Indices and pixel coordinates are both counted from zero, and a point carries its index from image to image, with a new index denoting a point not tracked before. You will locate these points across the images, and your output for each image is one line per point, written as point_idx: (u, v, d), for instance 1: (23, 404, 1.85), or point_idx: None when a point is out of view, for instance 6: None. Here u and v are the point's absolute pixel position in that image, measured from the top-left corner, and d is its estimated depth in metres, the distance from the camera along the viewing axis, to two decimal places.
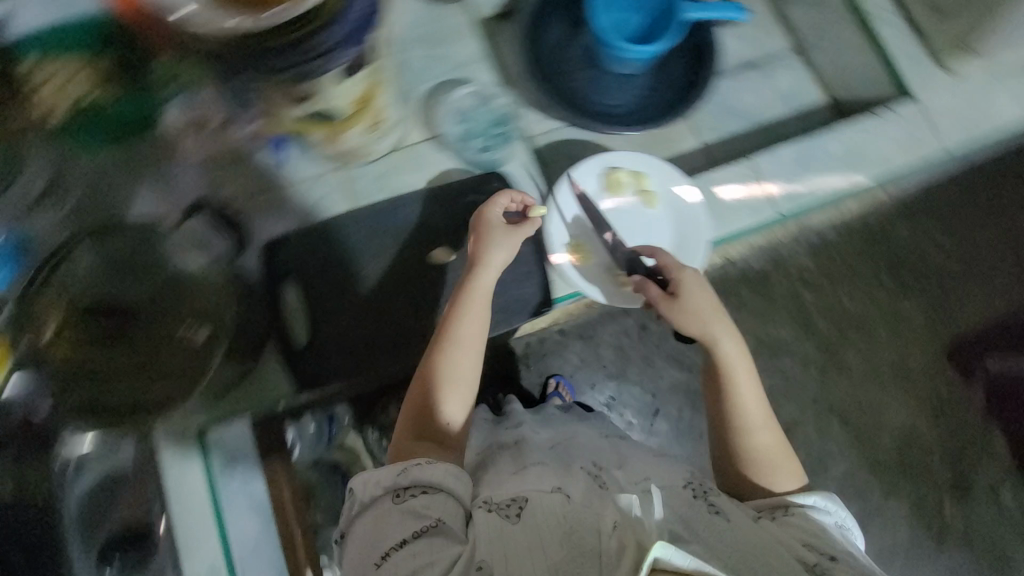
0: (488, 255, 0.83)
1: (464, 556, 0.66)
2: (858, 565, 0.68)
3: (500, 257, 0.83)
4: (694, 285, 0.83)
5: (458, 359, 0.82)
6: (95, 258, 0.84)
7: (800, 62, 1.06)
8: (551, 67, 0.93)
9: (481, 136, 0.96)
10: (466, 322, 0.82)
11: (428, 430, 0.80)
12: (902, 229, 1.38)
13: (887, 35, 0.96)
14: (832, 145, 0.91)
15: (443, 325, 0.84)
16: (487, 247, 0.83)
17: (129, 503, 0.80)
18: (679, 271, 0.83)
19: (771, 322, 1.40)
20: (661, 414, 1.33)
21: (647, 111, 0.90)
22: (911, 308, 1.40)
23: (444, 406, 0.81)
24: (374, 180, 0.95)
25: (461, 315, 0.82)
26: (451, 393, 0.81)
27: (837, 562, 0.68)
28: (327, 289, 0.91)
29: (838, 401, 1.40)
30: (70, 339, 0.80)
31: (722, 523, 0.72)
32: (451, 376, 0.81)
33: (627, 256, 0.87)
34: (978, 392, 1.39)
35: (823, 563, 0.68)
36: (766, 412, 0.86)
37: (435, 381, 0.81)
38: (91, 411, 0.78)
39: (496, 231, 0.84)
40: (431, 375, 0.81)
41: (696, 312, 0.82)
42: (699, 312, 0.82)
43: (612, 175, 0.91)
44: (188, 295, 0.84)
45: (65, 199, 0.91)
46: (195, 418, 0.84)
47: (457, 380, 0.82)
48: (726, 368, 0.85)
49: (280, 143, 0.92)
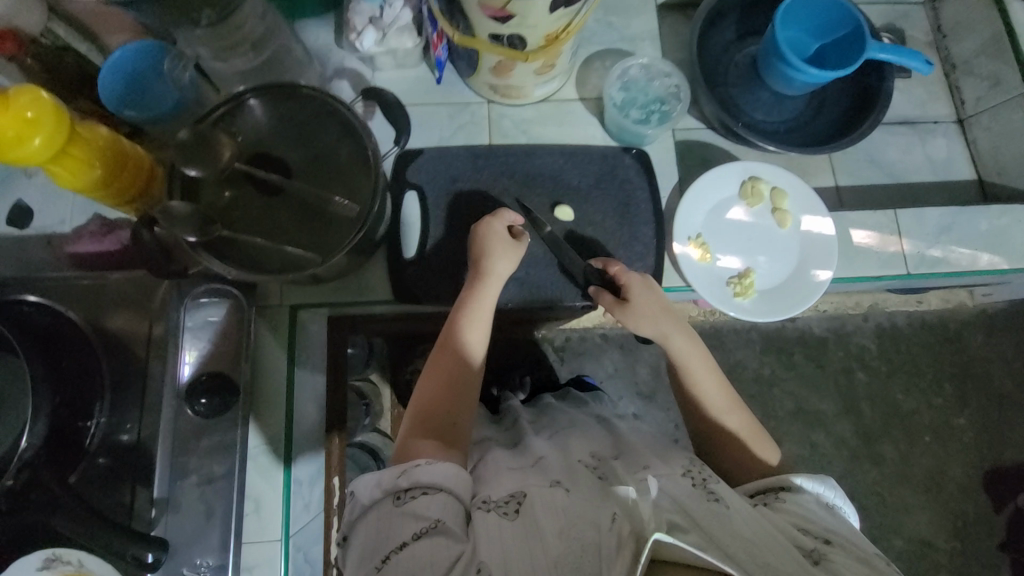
0: (485, 269, 0.74)
1: (465, 557, 0.49)
2: (859, 550, 0.52)
3: (501, 270, 0.74)
4: (640, 287, 0.74)
5: (462, 373, 0.69)
6: (276, 109, 0.63)
7: (957, 136, 0.97)
8: (718, 69, 0.89)
9: (642, 110, 0.85)
10: (471, 325, 0.71)
11: (438, 430, 0.64)
12: (977, 336, 1.23)
13: None
14: (977, 225, 0.87)
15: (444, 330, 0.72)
16: (483, 259, 0.74)
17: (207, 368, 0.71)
18: (625, 277, 0.75)
19: (818, 391, 1.22)
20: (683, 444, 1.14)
21: (791, 136, 0.87)
22: (964, 424, 1.21)
23: (449, 423, 0.65)
24: (520, 126, 0.87)
25: (460, 330, 0.71)
26: (456, 411, 0.67)
27: (839, 547, 0.52)
28: (448, 218, 0.82)
29: (862, 490, 1.18)
30: (232, 185, 0.62)
31: (725, 513, 0.52)
32: (454, 377, 0.68)
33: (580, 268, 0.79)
34: (1001, 527, 1.16)
35: (820, 549, 0.52)
36: (727, 390, 0.73)
37: (440, 399, 0.67)
38: (213, 248, 0.59)
39: (503, 239, 0.75)
40: (435, 392, 0.67)
41: (642, 318, 0.73)
42: (646, 314, 0.73)
43: (751, 183, 0.84)
44: (343, 165, 0.63)
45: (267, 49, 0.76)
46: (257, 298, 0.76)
47: (461, 382, 0.68)
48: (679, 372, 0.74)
49: (440, 66, 0.80)
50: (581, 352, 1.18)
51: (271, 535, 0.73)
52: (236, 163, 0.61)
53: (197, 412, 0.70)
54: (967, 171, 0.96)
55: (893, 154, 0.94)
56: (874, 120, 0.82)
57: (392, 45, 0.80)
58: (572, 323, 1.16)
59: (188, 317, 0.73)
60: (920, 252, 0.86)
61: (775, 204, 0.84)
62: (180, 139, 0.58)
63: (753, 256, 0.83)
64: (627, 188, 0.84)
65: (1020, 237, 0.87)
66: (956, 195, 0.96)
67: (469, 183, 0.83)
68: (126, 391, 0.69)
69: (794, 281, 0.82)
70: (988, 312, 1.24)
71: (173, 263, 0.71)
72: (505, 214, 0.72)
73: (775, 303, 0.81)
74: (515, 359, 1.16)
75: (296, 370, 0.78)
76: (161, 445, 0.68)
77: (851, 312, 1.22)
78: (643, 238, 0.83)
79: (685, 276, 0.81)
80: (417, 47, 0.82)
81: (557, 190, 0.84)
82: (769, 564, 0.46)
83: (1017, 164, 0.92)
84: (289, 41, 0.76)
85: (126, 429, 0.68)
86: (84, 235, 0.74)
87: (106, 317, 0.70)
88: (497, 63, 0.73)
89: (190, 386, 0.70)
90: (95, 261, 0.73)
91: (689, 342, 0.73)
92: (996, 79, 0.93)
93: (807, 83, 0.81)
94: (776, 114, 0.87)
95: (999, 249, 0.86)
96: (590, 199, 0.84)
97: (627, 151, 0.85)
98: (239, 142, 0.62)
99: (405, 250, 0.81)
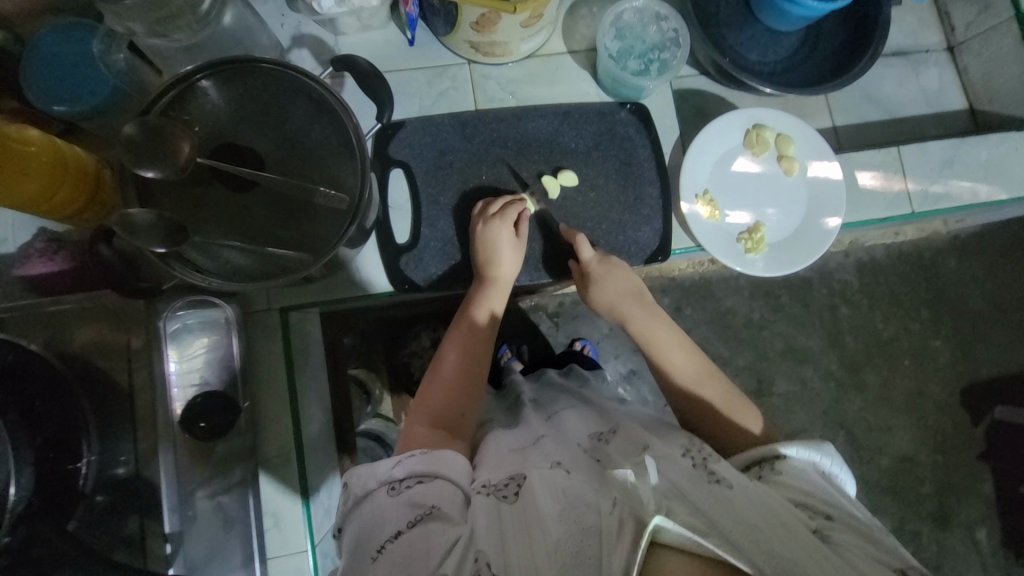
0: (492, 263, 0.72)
1: (462, 543, 0.47)
2: (860, 525, 0.50)
3: (507, 266, 0.72)
4: (604, 269, 0.76)
5: (475, 368, 0.67)
6: (226, 98, 0.55)
7: (948, 63, 0.96)
8: (710, 8, 0.83)
9: (641, 59, 0.79)
10: (475, 322, 0.70)
11: (447, 422, 0.62)
12: (951, 262, 1.26)
13: None
14: (977, 153, 0.87)
15: (450, 332, 0.70)
16: (491, 256, 0.72)
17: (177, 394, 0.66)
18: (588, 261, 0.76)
19: (804, 328, 1.24)
20: None
21: (788, 76, 0.83)
22: (941, 346, 1.26)
23: (467, 421, 0.63)
24: (505, 86, 0.81)
25: (467, 328, 0.69)
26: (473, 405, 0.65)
27: (841, 523, 0.50)
28: (439, 197, 0.78)
29: (847, 417, 1.23)
30: (187, 190, 0.55)
31: (727, 495, 0.50)
32: (461, 374, 0.66)
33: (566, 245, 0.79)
34: (980, 439, 1.24)
35: (821, 527, 0.50)
36: (704, 363, 0.73)
37: (456, 399, 0.64)
38: (191, 262, 0.54)
39: (511, 233, 0.73)
40: (450, 393, 0.64)
41: (604, 296, 0.76)
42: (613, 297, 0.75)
43: (756, 132, 0.80)
44: (310, 153, 0.56)
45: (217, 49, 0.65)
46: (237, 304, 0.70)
47: (469, 376, 0.66)
48: (656, 346, 0.74)
49: (412, 24, 0.74)
50: (576, 316, 1.14)
51: (297, 546, 0.72)
52: (197, 157, 0.53)
53: (196, 435, 0.64)
54: (959, 99, 0.96)
55: (887, 88, 0.92)
56: (874, 54, 0.78)
57: (355, 5, 0.71)
58: (566, 290, 1.13)
59: (168, 326, 0.67)
60: (924, 189, 0.86)
61: (780, 150, 0.81)
62: (127, 135, 0.51)
63: (762, 210, 0.81)
64: (627, 145, 0.81)
65: (1019, 164, 0.87)
66: (945, 127, 0.95)
67: (458, 155, 0.78)
68: (115, 421, 0.64)
69: (803, 230, 0.81)
70: (961, 238, 1.27)
71: (142, 279, 0.64)
72: (504, 212, 0.70)
73: (784, 257, 0.80)
74: (512, 332, 1.13)
75: (297, 374, 0.75)
76: (164, 469, 0.64)
77: (833, 250, 1.23)
78: (649, 199, 0.80)
79: (694, 235, 0.79)
80: (383, 5, 0.73)
81: (549, 155, 0.80)
82: (776, 552, 0.43)
83: (1008, 88, 0.92)
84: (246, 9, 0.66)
85: (121, 461, 0.63)
86: (32, 254, 0.66)
87: (70, 338, 0.64)
88: (479, 17, 0.66)
89: (186, 411, 0.64)
90: (53, 283, 0.66)
91: (666, 326, 0.74)
92: (986, 2, 0.92)
93: (803, 16, 0.77)
94: (772, 53, 0.83)
95: (1001, 178, 0.86)
96: (589, 161, 0.80)
97: (622, 106, 0.81)
98: (198, 132, 0.55)
99: (398, 237, 0.78)
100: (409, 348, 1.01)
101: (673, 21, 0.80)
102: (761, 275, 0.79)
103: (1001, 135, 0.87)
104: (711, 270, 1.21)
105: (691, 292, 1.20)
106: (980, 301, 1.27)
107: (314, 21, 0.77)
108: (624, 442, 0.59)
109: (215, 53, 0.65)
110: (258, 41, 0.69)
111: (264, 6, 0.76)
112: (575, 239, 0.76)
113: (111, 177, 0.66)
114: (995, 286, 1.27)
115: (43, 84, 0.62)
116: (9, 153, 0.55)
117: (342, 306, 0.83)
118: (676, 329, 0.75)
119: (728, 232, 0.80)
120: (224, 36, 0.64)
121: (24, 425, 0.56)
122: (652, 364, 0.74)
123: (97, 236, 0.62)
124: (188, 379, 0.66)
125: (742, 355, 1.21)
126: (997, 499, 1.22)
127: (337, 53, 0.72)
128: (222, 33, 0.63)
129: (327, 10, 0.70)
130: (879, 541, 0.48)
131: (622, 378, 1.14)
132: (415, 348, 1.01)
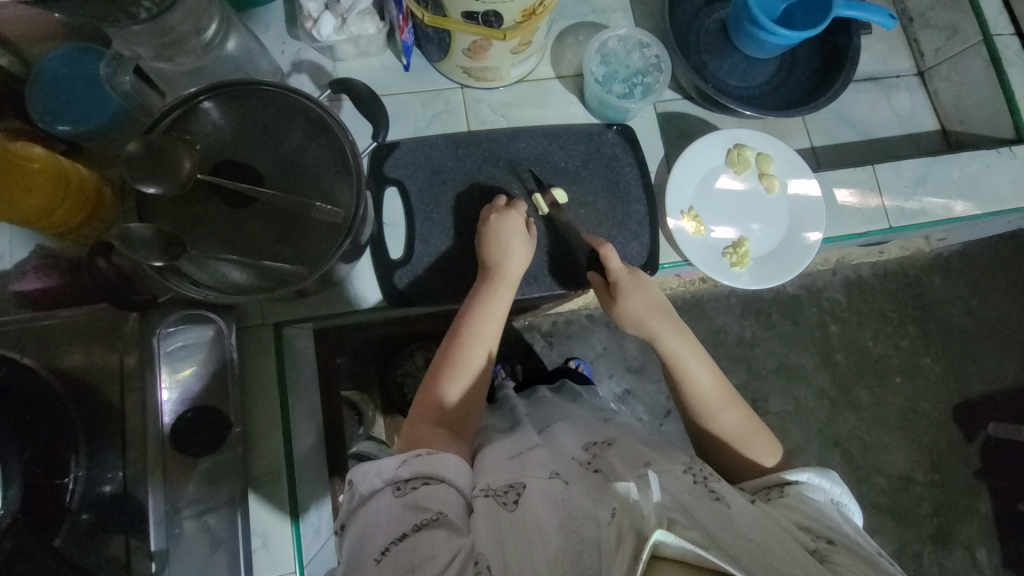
0: (504, 266, 0.72)
1: (464, 550, 0.46)
2: (865, 550, 0.50)
3: (517, 268, 0.73)
4: (631, 284, 0.73)
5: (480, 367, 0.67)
6: (226, 119, 0.57)
7: (919, 88, 1.01)
8: (691, 36, 0.88)
9: (625, 83, 0.83)
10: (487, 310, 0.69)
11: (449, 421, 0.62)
12: (936, 279, 1.29)
13: (1009, 68, 0.93)
14: (951, 171, 0.91)
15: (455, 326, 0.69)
16: (502, 258, 0.72)
17: (169, 410, 0.66)
18: (615, 275, 0.73)
19: (795, 345, 1.25)
20: (675, 417, 1.14)
21: (766, 100, 0.88)
22: (930, 362, 1.27)
23: (470, 419, 0.65)
24: (496, 109, 0.85)
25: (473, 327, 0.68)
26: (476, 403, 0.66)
27: (843, 547, 0.50)
28: (433, 215, 0.80)
29: (842, 434, 1.23)
30: (182, 205, 0.56)
31: (726, 511, 0.50)
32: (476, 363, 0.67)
33: (561, 259, 0.81)
34: (975, 455, 1.24)
35: (823, 549, 0.50)
36: (723, 384, 0.70)
37: (461, 397, 0.65)
38: (185, 276, 0.55)
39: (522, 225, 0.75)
40: (456, 391, 0.64)
41: (630, 312, 0.73)
42: (641, 313, 0.73)
43: (737, 151, 0.84)
44: (308, 170, 0.58)
45: (218, 74, 0.68)
46: (229, 319, 0.70)
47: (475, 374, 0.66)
48: (679, 365, 0.71)
49: (407, 51, 0.77)
50: (569, 335, 1.16)
51: (286, 567, 0.69)
52: (198, 173, 0.55)
53: (187, 452, 0.65)
54: (930, 121, 1.01)
55: (861, 111, 0.97)
56: (845, 78, 0.83)
57: (353, 32, 0.74)
58: (558, 309, 1.14)
59: (163, 343, 0.67)
60: (900, 205, 0.89)
61: (761, 168, 0.84)
62: (129, 153, 0.53)
63: (747, 225, 0.84)
64: (615, 165, 0.83)
65: (990, 182, 0.91)
66: (921, 148, 1.00)
67: (452, 175, 0.81)
68: (103, 439, 0.64)
69: (788, 245, 0.83)
70: (944, 256, 1.30)
71: (138, 292, 0.65)
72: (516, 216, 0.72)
73: (768, 269, 0.82)
74: (507, 350, 1.13)
75: (291, 390, 0.75)
76: (153, 494, 0.65)
77: (820, 268, 1.26)
78: (637, 216, 0.83)
79: (681, 250, 0.81)
80: (380, 33, 0.77)
81: (540, 175, 0.82)
82: (773, 566, 0.44)
83: (977, 112, 0.96)
84: (248, 37, 0.69)
85: (108, 479, 0.63)
86: (28, 271, 0.67)
87: (64, 355, 0.64)
88: (472, 44, 0.69)
89: (177, 427, 0.65)
90: (45, 299, 0.66)
91: (687, 346, 0.71)
92: (952, 30, 0.97)
93: (778, 45, 0.81)
94: (751, 78, 0.88)
95: (973, 196, 0.90)
96: (578, 180, 0.83)
97: (609, 127, 0.84)
98: (198, 150, 0.56)
99: (392, 253, 0.79)
100: (403, 368, 1.02)
101: (656, 47, 0.84)
102: (748, 287, 0.81)
103: (971, 153, 0.91)
104: (702, 289, 1.23)
105: (683, 311, 1.22)
106: (966, 316, 1.29)
107: (314, 49, 0.80)
108: (622, 453, 0.59)
109: (218, 76, 0.68)
110: (259, 66, 0.71)
111: (265, 34, 0.80)
112: (603, 250, 0.74)
113: (111, 194, 0.67)
114: (980, 301, 1.30)
115: (48, 105, 0.65)
116: (16, 171, 0.57)
117: (336, 323, 0.84)
118: (698, 348, 0.72)
119: (715, 247, 0.82)
120: (227, 61, 0.66)
121: (14, 439, 0.57)
122: (673, 382, 0.72)
123: (94, 251, 0.63)
124: (180, 397, 0.67)
125: (735, 373, 1.22)
126: (996, 517, 1.22)
127: (335, 77, 0.75)
128: (224, 58, 0.66)
129: (327, 38, 0.74)
130: (882, 566, 0.48)
131: (616, 398, 1.15)
132: (409, 367, 1.01)
